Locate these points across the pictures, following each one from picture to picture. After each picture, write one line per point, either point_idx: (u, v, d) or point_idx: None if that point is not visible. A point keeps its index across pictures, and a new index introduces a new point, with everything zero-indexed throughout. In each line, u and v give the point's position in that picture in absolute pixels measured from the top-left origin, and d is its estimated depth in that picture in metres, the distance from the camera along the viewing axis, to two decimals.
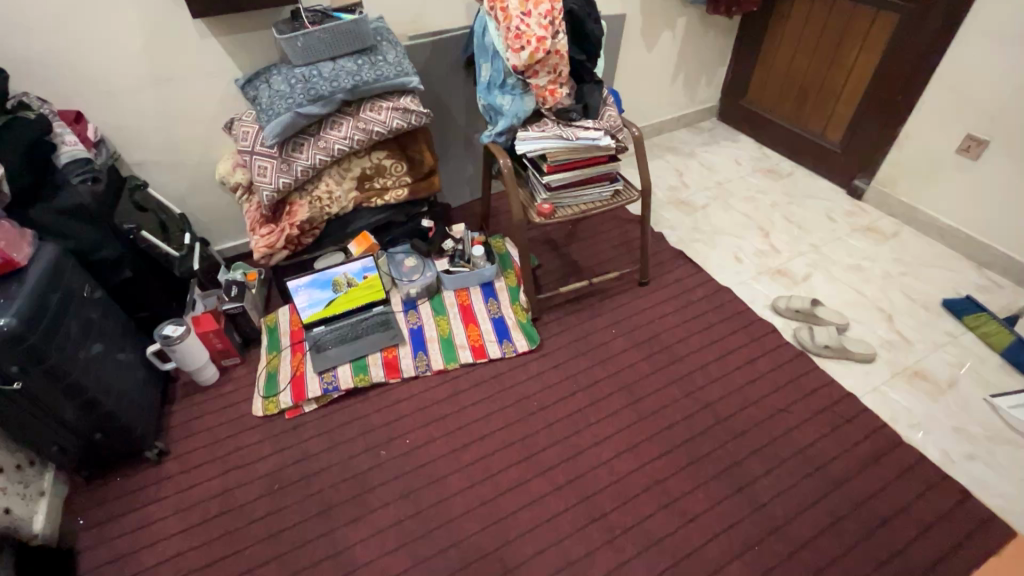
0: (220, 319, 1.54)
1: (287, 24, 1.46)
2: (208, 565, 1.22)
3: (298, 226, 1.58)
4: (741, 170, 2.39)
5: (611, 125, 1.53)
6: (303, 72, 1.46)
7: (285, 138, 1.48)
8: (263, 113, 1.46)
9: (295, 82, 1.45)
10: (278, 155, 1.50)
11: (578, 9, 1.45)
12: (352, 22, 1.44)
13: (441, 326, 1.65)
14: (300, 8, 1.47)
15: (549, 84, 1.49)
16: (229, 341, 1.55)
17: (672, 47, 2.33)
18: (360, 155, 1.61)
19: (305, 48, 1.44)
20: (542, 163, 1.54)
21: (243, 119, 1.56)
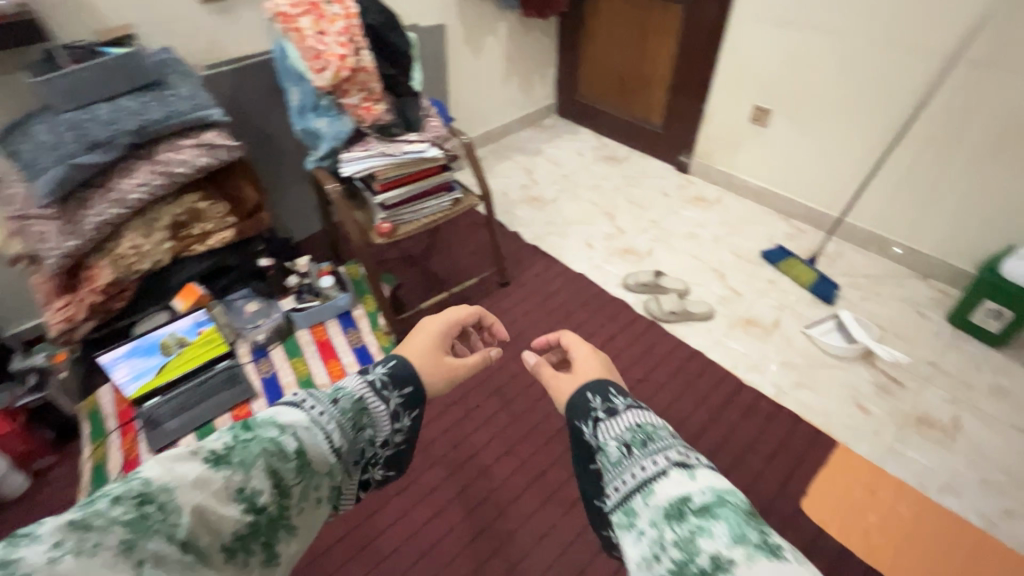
0: (15, 417, 1.31)
1: (41, 66, 1.27)
2: None
3: (102, 291, 1.37)
4: (584, 161, 2.53)
5: (437, 137, 1.52)
6: (72, 117, 1.27)
7: (63, 195, 1.26)
8: (29, 168, 1.24)
9: (63, 130, 1.25)
10: (59, 214, 1.27)
11: (379, 24, 1.43)
12: (122, 57, 1.29)
13: (298, 368, 1.54)
14: (55, 47, 1.28)
15: (363, 102, 1.44)
16: (33, 441, 1.34)
17: (499, 53, 2.41)
18: (168, 202, 1.44)
19: (69, 90, 1.26)
20: (372, 183, 1.49)
21: (9, 179, 1.32)
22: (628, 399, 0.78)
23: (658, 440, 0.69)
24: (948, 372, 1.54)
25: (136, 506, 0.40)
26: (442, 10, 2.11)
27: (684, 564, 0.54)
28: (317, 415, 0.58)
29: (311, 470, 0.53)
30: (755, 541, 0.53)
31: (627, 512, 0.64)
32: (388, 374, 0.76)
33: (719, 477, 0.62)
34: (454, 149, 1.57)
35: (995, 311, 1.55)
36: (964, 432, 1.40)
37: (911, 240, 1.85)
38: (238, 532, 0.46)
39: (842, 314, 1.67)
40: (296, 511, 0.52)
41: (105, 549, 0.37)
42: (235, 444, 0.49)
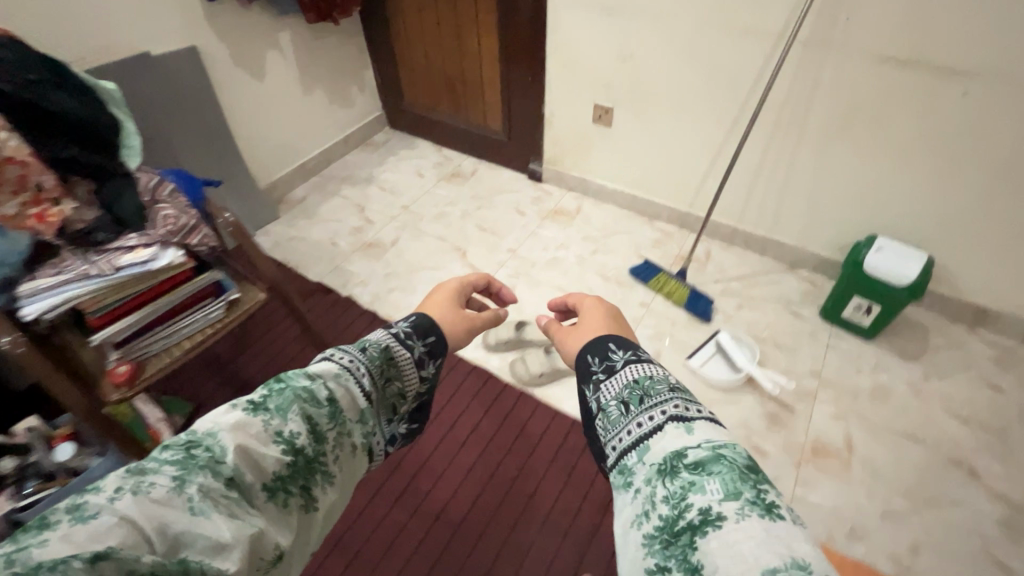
0: None
1: None
2: None
3: None
4: (425, 183, 2.17)
5: (175, 228, 1.07)
6: None
7: None
8: None
9: None
10: None
11: (22, 93, 0.94)
12: None
13: None
14: None
15: (29, 207, 0.95)
16: None
17: (290, 71, 1.95)
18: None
19: None
20: (81, 316, 1.01)
21: None
22: (630, 353, 0.70)
23: (656, 393, 0.61)
24: (832, 382, 1.44)
25: (183, 451, 0.43)
26: (186, 28, 1.59)
27: (673, 522, 0.46)
28: (348, 364, 0.60)
29: (344, 417, 0.55)
30: (750, 497, 0.44)
31: (621, 471, 0.56)
32: (417, 322, 0.77)
33: (720, 428, 0.54)
34: (209, 237, 1.13)
35: (864, 306, 1.47)
36: (858, 454, 1.30)
37: (774, 231, 1.73)
38: (280, 472, 0.47)
39: (720, 337, 1.50)
40: (334, 459, 0.53)
41: (158, 487, 0.39)
42: (270, 392, 0.50)
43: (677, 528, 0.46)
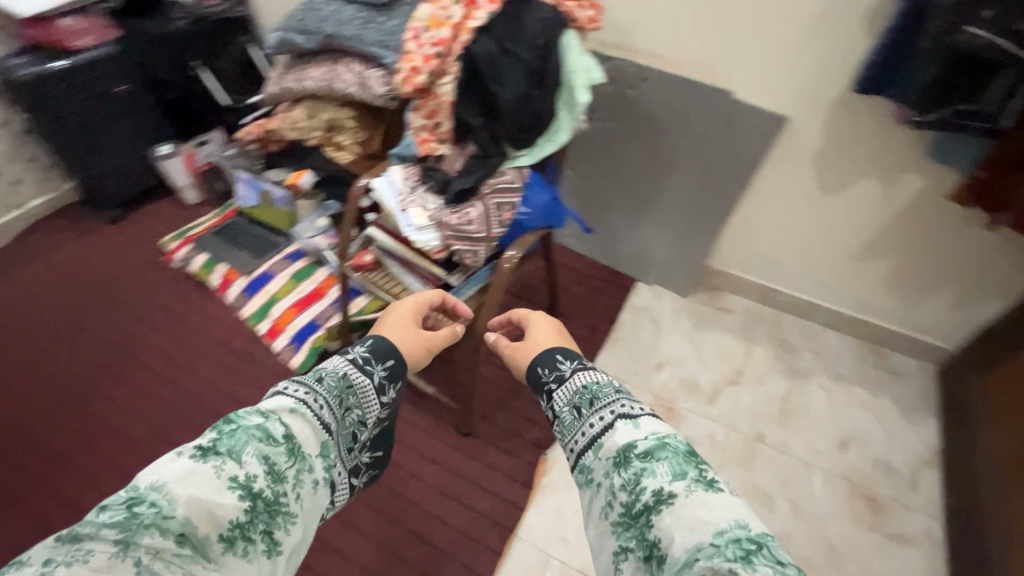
0: (201, 165, 1.97)
1: None
2: (50, 293, 1.73)
3: (263, 132, 1.61)
4: (832, 454, 1.39)
5: (458, 228, 1.05)
6: (331, 10, 1.44)
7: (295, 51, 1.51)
8: (290, 21, 1.50)
9: (321, 12, 1.45)
10: (292, 61, 1.56)
11: (493, 58, 0.99)
12: None
13: (283, 288, 1.69)
14: None
15: (423, 130, 1.08)
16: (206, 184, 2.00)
17: (873, 212, 1.34)
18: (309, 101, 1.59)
19: None
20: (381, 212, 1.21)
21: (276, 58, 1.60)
22: (576, 361, 0.72)
23: (603, 395, 0.64)
24: None
25: (123, 510, 0.45)
26: (798, 97, 1.24)
27: (632, 506, 0.53)
28: (304, 398, 0.60)
29: (306, 453, 0.57)
30: (694, 477, 0.52)
31: (583, 470, 0.61)
32: (372, 349, 0.72)
33: (664, 422, 0.59)
34: (475, 256, 1.06)
35: None
36: None
37: None
38: (237, 519, 0.50)
39: None
40: (295, 499, 0.55)
41: (100, 553, 0.43)
42: (220, 435, 0.52)
43: (636, 509, 0.53)
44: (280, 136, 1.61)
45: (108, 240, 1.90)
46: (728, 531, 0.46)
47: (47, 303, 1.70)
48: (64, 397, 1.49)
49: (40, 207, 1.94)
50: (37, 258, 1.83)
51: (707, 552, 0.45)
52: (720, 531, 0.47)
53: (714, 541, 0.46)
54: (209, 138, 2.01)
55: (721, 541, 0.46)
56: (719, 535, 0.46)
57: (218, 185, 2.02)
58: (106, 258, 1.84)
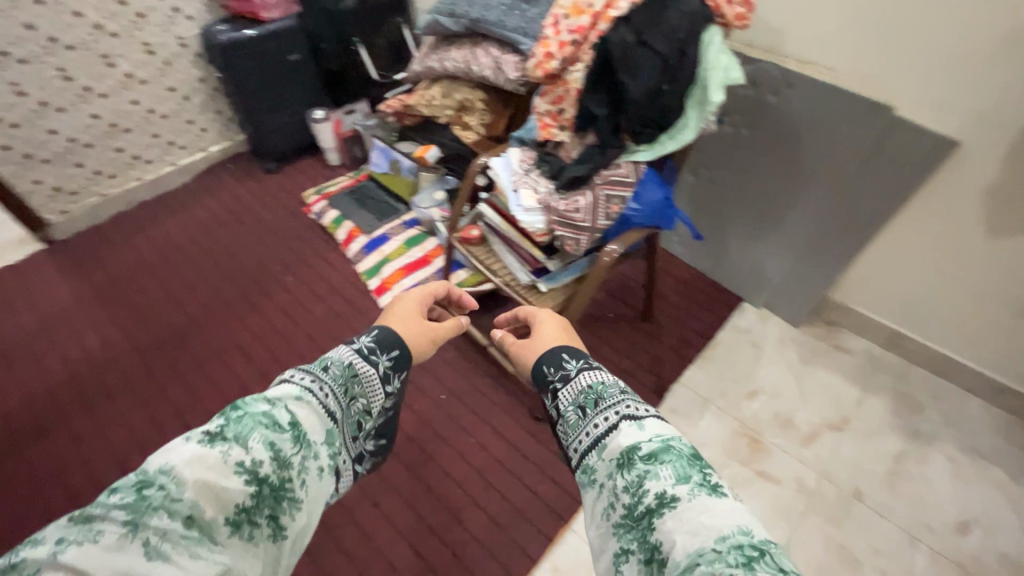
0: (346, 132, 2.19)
1: None
2: (214, 224, 2.04)
3: (402, 105, 1.75)
4: (944, 533, 1.22)
5: (564, 214, 1.07)
6: None
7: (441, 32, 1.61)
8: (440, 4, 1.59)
9: None
10: (438, 42, 1.67)
11: (628, 49, 0.97)
12: None
13: (396, 251, 1.83)
14: None
15: (547, 114, 1.12)
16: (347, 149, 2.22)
17: None
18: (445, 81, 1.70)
19: None
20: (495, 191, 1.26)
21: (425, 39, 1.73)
22: (582, 361, 0.71)
23: (609, 396, 0.63)
24: None
25: (133, 492, 0.43)
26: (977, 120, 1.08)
27: (634, 508, 0.51)
28: (309, 385, 0.58)
29: (311, 440, 0.54)
30: (698, 481, 0.50)
31: (586, 470, 0.59)
32: (377, 338, 0.70)
33: (669, 425, 0.58)
34: (576, 244, 1.08)
35: None
36: None
37: None
38: (242, 503, 0.47)
39: None
40: (302, 484, 0.52)
41: (108, 534, 0.41)
42: (228, 420, 0.50)
43: (638, 512, 0.51)
44: (416, 112, 1.75)
45: (262, 188, 2.20)
46: (731, 537, 0.44)
47: (211, 233, 2.01)
48: (211, 310, 1.75)
49: (216, 152, 2.28)
50: (210, 194, 2.17)
51: (709, 557, 0.43)
52: (723, 537, 0.44)
53: (716, 547, 0.44)
54: (355, 108, 2.23)
55: (723, 547, 0.44)
56: (722, 541, 0.44)
57: (356, 150, 2.24)
58: (259, 203, 2.13)
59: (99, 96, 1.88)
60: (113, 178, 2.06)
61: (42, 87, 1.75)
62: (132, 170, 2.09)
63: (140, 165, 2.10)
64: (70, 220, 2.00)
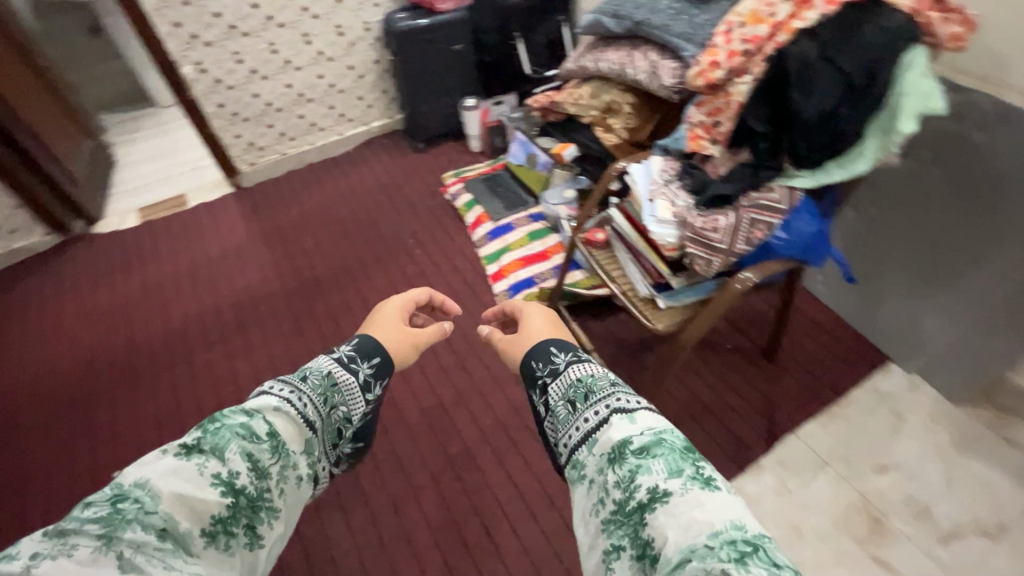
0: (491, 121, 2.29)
1: None
2: (365, 192, 2.26)
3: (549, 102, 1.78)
4: None
5: (699, 232, 1.02)
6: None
7: (602, 33, 1.62)
8: (607, 5, 1.59)
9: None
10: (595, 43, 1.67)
11: (809, 65, 0.89)
12: None
13: (517, 241, 1.88)
14: None
15: (699, 126, 1.07)
16: (489, 139, 2.33)
17: None
18: (596, 81, 1.69)
19: None
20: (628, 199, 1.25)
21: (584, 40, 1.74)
22: (571, 355, 0.74)
23: (599, 389, 0.66)
24: None
25: (107, 506, 0.42)
26: None
27: (625, 503, 0.53)
28: (289, 395, 0.59)
29: (288, 449, 0.56)
30: (691, 474, 0.51)
31: (577, 465, 0.62)
32: (357, 346, 0.71)
33: (658, 417, 0.59)
34: (706, 265, 1.02)
35: None
36: None
37: None
38: (219, 513, 0.47)
39: None
40: (279, 492, 0.54)
41: (81, 550, 0.38)
42: (205, 432, 0.50)
43: (630, 507, 0.52)
44: (561, 109, 1.76)
45: (409, 165, 2.39)
46: (724, 534, 0.45)
47: (360, 199, 2.24)
48: (349, 267, 1.95)
49: (377, 128, 2.52)
50: (365, 164, 2.41)
51: (701, 554, 0.43)
52: (716, 532, 0.45)
53: (709, 542, 0.44)
54: (504, 99, 2.33)
55: (717, 544, 0.44)
56: (715, 537, 0.44)
57: (496, 141, 2.33)
58: (404, 179, 2.32)
59: (295, 69, 2.18)
60: (293, 141, 2.37)
61: (255, 57, 2.07)
62: (309, 135, 2.39)
63: (315, 132, 2.39)
64: (256, 171, 2.35)
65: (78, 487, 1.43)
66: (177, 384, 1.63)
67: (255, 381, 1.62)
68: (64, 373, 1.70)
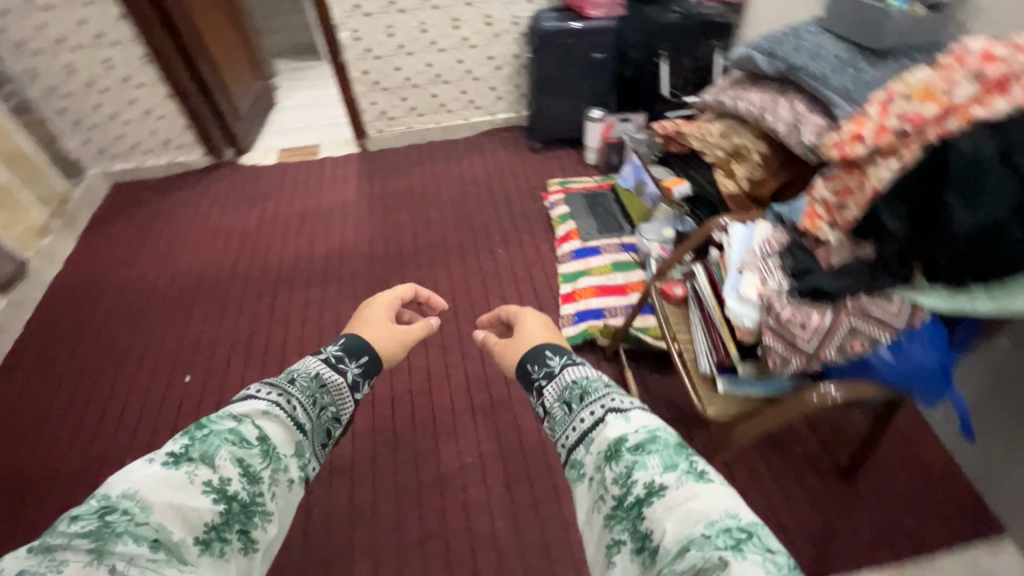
0: (612, 137, 2.20)
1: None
2: (470, 181, 2.30)
3: (674, 131, 1.65)
4: None
5: (785, 324, 0.87)
6: (813, 42, 1.32)
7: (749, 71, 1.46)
8: (764, 41, 1.42)
9: (800, 41, 1.34)
10: (741, 79, 1.51)
11: (971, 168, 0.71)
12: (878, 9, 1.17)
13: (599, 267, 1.79)
14: None
15: (821, 204, 0.92)
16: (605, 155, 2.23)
17: None
18: (731, 120, 1.52)
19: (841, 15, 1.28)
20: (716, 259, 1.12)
21: (733, 74, 1.57)
22: (564, 357, 0.75)
23: (593, 391, 0.66)
24: None
25: (95, 519, 0.42)
26: None
27: (624, 500, 0.53)
28: (278, 399, 0.61)
29: (279, 454, 0.56)
30: (685, 469, 0.52)
31: (575, 464, 0.62)
32: (344, 346, 0.76)
33: (653, 415, 0.60)
34: (780, 363, 0.88)
35: None
36: None
37: None
38: (213, 520, 0.47)
39: None
40: (271, 497, 0.54)
41: (70, 564, 0.38)
42: (193, 440, 0.50)
43: (628, 503, 0.52)
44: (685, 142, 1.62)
45: (521, 163, 2.38)
46: (720, 523, 0.45)
47: (465, 186, 2.28)
48: (433, 249, 2.00)
49: (501, 120, 2.55)
50: (479, 153, 2.45)
51: (698, 542, 0.44)
52: (711, 521, 0.46)
53: (706, 531, 0.45)
54: (631, 117, 2.21)
55: (713, 531, 0.45)
56: (710, 527, 0.45)
57: (613, 158, 2.25)
58: (511, 175, 2.32)
59: (439, 50, 2.26)
60: (421, 117, 2.48)
61: (406, 33, 2.18)
62: (436, 114, 2.48)
63: (443, 112, 2.47)
64: (381, 138, 2.49)
65: (158, 380, 1.63)
66: (259, 315, 1.79)
67: (319, 333, 1.73)
68: (178, 278, 1.95)
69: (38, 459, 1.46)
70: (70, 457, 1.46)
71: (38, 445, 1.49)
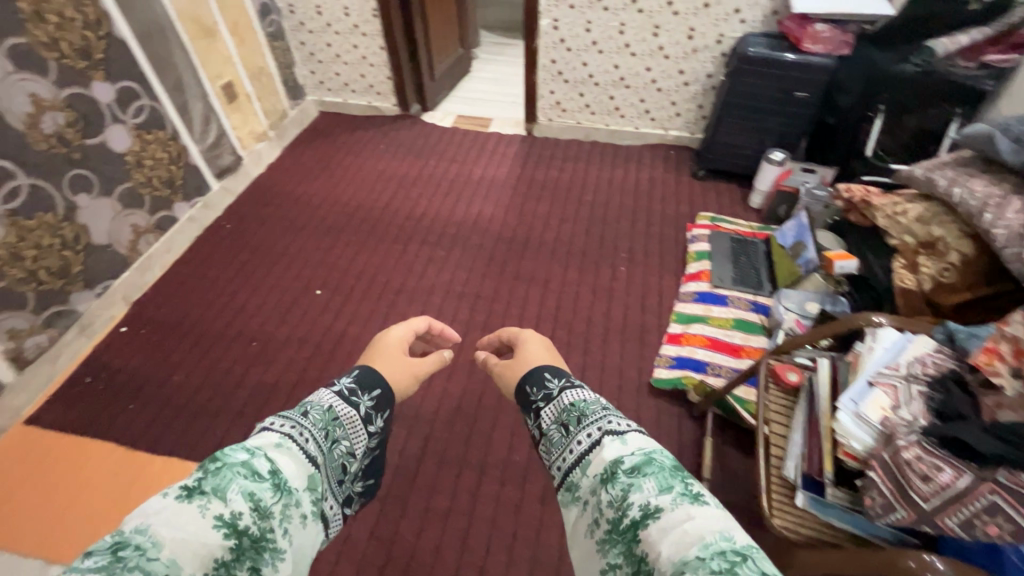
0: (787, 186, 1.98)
1: None
2: (620, 189, 2.25)
3: (862, 198, 1.43)
4: None
5: (909, 474, 0.71)
6: None
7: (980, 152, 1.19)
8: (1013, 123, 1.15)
9: None
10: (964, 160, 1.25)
11: None
12: None
13: (719, 319, 1.67)
14: None
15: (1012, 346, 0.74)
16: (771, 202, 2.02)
17: None
18: (939, 206, 1.27)
19: None
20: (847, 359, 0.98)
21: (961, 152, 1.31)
22: (563, 381, 0.71)
23: (589, 412, 0.63)
24: None
25: (107, 554, 0.42)
26: None
27: (618, 523, 0.49)
28: (291, 431, 0.63)
29: (289, 489, 0.56)
30: (680, 490, 0.48)
31: (570, 487, 0.58)
32: (358, 380, 0.79)
33: (648, 438, 0.57)
34: (877, 510, 0.74)
35: None
36: None
37: None
38: (223, 555, 0.47)
39: None
40: (283, 533, 0.54)
41: None
42: (206, 474, 0.50)
43: (623, 525, 0.49)
44: (872, 215, 1.40)
45: (677, 185, 2.26)
46: (713, 544, 0.42)
47: (613, 193, 2.24)
48: (559, 245, 2.01)
49: (671, 137, 2.44)
50: (638, 164, 2.38)
51: (692, 566, 0.41)
52: (705, 544, 0.42)
53: (699, 554, 0.42)
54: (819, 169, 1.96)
55: (707, 553, 0.41)
56: (704, 548, 0.42)
57: (780, 208, 2.00)
58: (663, 195, 2.22)
59: (630, 54, 2.21)
60: (592, 115, 2.47)
61: (602, 31, 2.17)
62: (607, 116, 2.46)
63: (615, 116, 2.44)
64: (548, 127, 2.54)
65: (299, 284, 1.90)
66: (391, 256, 1.98)
67: (432, 289, 1.86)
68: (341, 204, 2.23)
69: (198, 317, 1.80)
70: (218, 325, 1.77)
71: (201, 307, 1.83)
